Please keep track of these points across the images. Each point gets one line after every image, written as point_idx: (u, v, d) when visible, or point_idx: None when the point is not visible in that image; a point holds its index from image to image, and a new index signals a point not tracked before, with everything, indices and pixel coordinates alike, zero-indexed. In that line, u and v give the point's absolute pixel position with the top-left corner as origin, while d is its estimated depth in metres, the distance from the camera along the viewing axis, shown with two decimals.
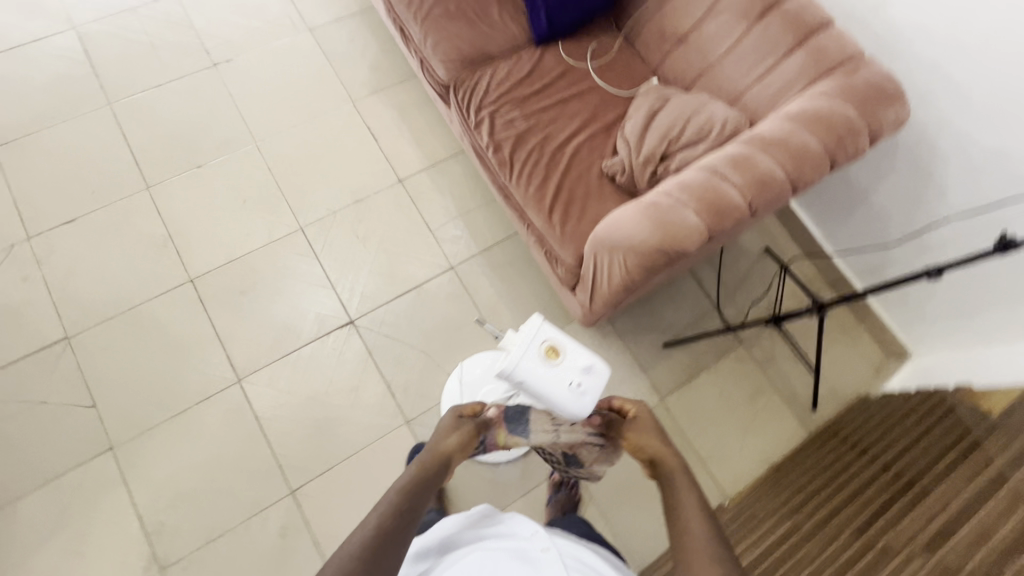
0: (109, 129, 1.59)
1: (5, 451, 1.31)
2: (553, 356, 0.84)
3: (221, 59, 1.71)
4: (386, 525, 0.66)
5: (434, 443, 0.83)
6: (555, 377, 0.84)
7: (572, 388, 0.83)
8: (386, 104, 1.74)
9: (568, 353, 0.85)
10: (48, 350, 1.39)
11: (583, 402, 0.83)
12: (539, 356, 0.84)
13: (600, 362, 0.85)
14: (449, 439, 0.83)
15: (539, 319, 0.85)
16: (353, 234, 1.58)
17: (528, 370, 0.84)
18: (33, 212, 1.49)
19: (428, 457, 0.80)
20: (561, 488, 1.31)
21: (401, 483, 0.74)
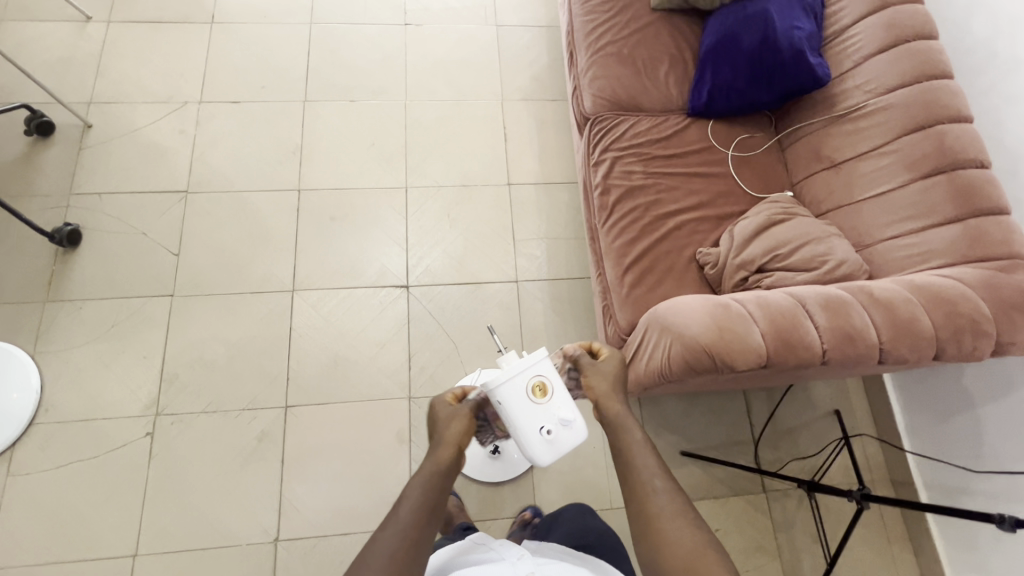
0: (300, 42, 1.81)
1: (97, 258, 1.51)
2: (540, 394, 0.77)
3: (412, 21, 1.88)
4: (415, 529, 0.66)
5: (438, 434, 0.74)
6: (530, 416, 0.76)
7: (542, 435, 0.76)
8: (530, 113, 1.81)
9: (555, 399, 0.77)
10: (168, 195, 1.59)
11: (544, 453, 0.76)
12: (525, 387, 0.76)
13: (581, 423, 0.78)
14: (454, 425, 0.74)
15: (542, 353, 0.77)
16: (446, 212, 1.66)
17: (507, 394, 0.75)
18: (213, 84, 1.72)
19: (438, 447, 0.72)
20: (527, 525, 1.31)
21: (417, 478, 0.69)
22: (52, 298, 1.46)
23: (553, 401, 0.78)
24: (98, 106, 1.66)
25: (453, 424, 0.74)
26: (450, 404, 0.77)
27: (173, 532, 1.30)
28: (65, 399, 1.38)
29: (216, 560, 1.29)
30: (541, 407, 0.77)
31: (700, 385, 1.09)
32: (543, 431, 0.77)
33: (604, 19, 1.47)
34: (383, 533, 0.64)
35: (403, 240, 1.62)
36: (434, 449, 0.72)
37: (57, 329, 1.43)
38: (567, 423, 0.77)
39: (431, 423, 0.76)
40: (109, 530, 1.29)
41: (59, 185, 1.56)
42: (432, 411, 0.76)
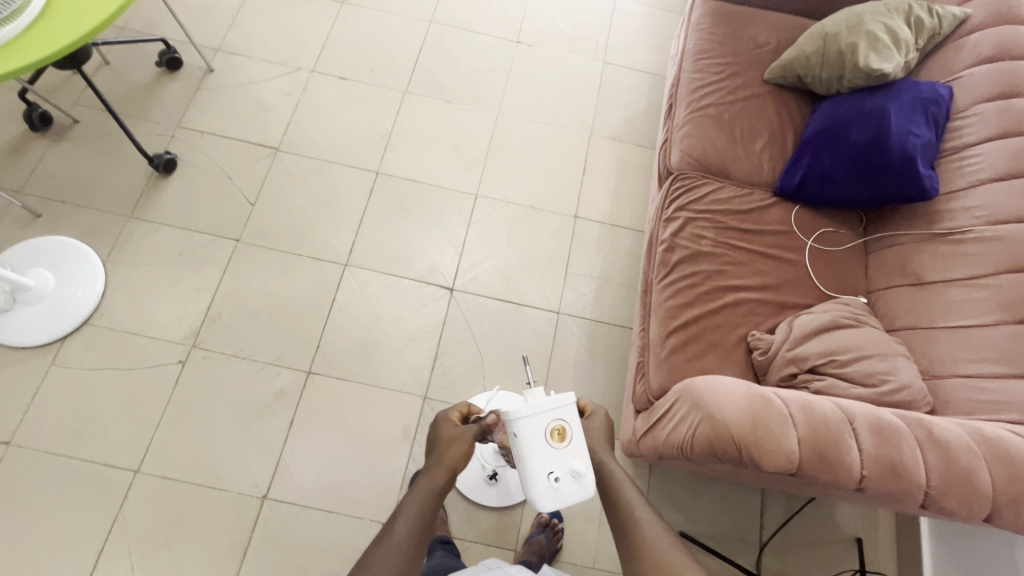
0: (416, 37, 1.89)
1: (183, 189, 1.62)
2: (558, 438, 0.75)
3: (524, 40, 1.94)
4: (407, 547, 0.74)
5: (437, 453, 0.83)
6: (542, 459, 0.74)
7: (549, 480, 0.74)
8: (614, 153, 1.81)
9: (572, 448, 0.75)
10: (260, 149, 1.69)
11: (546, 499, 0.74)
12: (545, 427, 0.75)
13: (592, 480, 0.75)
14: (452, 448, 0.83)
15: (570, 399, 0.76)
16: (507, 228, 1.67)
17: (524, 429, 0.74)
18: (328, 58, 1.83)
19: (433, 468, 0.82)
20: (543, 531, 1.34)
21: (415, 494, 0.79)
22: (135, 215, 1.57)
23: (569, 450, 0.76)
24: (223, 54, 1.79)
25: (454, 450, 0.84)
26: (454, 423, 0.87)
27: (174, 461, 1.36)
28: (119, 309, 1.48)
29: (205, 499, 1.33)
30: (556, 452, 0.75)
31: (718, 472, 1.04)
32: (551, 477, 0.74)
33: (711, 81, 1.47)
34: (389, 541, 0.73)
35: (460, 244, 1.64)
36: (433, 470, 0.82)
37: (132, 245, 1.54)
38: (577, 476, 0.74)
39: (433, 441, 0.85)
40: (121, 441, 1.36)
41: (171, 116, 1.70)
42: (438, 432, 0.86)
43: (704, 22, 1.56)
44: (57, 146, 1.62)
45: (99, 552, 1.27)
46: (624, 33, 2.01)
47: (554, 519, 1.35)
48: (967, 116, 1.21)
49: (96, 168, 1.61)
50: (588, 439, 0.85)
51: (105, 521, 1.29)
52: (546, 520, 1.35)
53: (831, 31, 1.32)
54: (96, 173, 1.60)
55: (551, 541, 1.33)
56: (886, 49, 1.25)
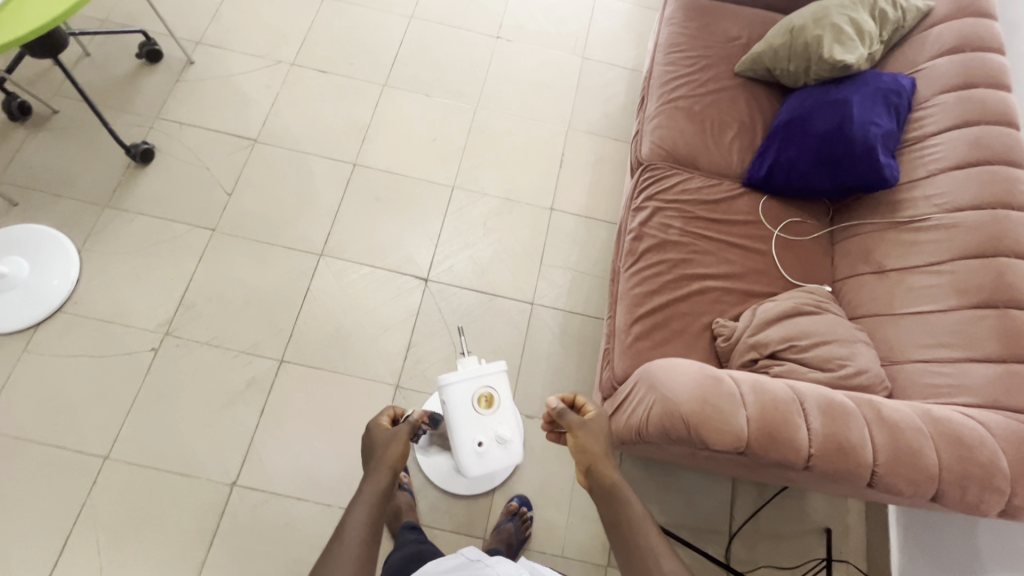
0: (397, 32, 1.91)
1: (161, 179, 1.63)
2: (486, 406, 0.85)
3: (504, 35, 1.95)
4: (363, 547, 0.72)
5: (376, 456, 0.84)
6: (469, 421, 0.84)
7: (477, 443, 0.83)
8: (592, 147, 1.83)
9: (499, 415, 0.85)
10: (239, 140, 1.70)
11: (474, 460, 0.83)
12: (475, 395, 0.84)
13: (515, 444, 0.85)
14: (392, 447, 0.85)
15: (499, 370, 0.85)
16: (484, 219, 1.68)
17: (456, 395, 0.84)
18: (309, 51, 1.84)
19: (377, 469, 0.82)
20: (513, 518, 1.34)
21: (361, 496, 0.78)
22: (112, 204, 1.58)
23: (497, 415, 0.85)
24: (204, 47, 1.81)
25: (397, 447, 0.85)
26: (386, 429, 0.88)
27: (144, 446, 1.36)
28: (94, 297, 1.48)
29: (175, 485, 1.34)
30: (484, 418, 0.84)
31: (678, 456, 1.05)
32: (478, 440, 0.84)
33: (682, 74, 1.48)
34: (342, 538, 0.72)
35: (436, 235, 1.65)
36: (381, 468, 0.82)
37: (109, 234, 1.55)
38: (502, 440, 0.84)
39: (371, 444, 0.86)
40: (93, 427, 1.36)
41: (150, 108, 1.71)
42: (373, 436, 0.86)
43: (677, 17, 1.57)
44: (36, 136, 1.63)
45: (67, 537, 1.27)
46: (604, 30, 2.03)
47: (523, 507, 1.36)
48: (929, 106, 1.22)
49: (75, 157, 1.62)
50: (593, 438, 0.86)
51: (72, 507, 1.29)
52: (515, 508, 1.35)
53: (798, 24, 1.34)
54: (75, 162, 1.61)
55: (520, 529, 1.33)
56: (849, 41, 1.27)
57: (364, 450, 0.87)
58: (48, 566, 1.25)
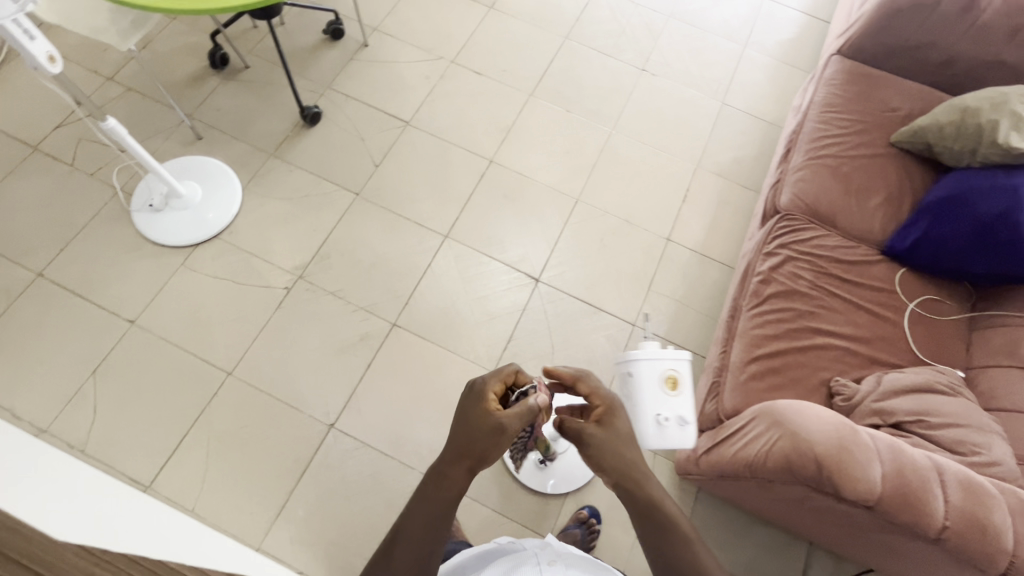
0: (551, 49, 2.03)
1: (322, 141, 1.79)
2: (670, 386, 0.88)
3: (650, 69, 2.04)
4: (417, 555, 0.76)
5: (460, 446, 0.78)
6: (655, 400, 0.88)
7: (658, 420, 0.87)
8: (716, 189, 1.85)
9: (680, 397, 0.88)
10: (393, 119, 1.85)
11: (653, 434, 0.88)
12: (661, 375, 0.88)
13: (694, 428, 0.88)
14: (480, 441, 0.77)
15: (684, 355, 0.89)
16: (601, 236, 1.73)
17: (642, 371, 0.88)
18: (469, 53, 2.00)
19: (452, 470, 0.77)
20: (580, 526, 1.36)
21: (428, 498, 0.77)
22: (277, 154, 1.76)
23: (678, 398, 0.89)
24: (379, 33, 1.99)
25: (474, 452, 0.77)
26: (487, 404, 0.79)
27: (262, 373, 1.48)
28: (245, 231, 1.64)
29: (281, 414, 1.45)
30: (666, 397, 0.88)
31: (781, 501, 1.04)
32: (659, 417, 0.88)
33: (835, 134, 1.50)
34: (398, 548, 0.76)
35: (553, 241, 1.72)
36: (453, 466, 0.77)
37: (269, 179, 1.72)
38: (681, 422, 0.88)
39: (461, 423, 0.79)
40: (222, 344, 1.50)
41: (325, 77, 1.89)
42: (465, 417, 0.79)
43: (838, 79, 1.59)
44: (227, 85, 1.84)
45: (182, 437, 1.40)
46: (746, 80, 2.07)
47: (592, 518, 1.37)
48: None
49: (254, 108, 1.82)
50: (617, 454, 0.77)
51: (192, 411, 1.42)
52: (584, 517, 1.36)
53: (973, 105, 1.32)
54: (253, 113, 1.81)
55: (585, 538, 1.34)
56: None
57: (456, 424, 0.79)
58: (163, 458, 1.38)
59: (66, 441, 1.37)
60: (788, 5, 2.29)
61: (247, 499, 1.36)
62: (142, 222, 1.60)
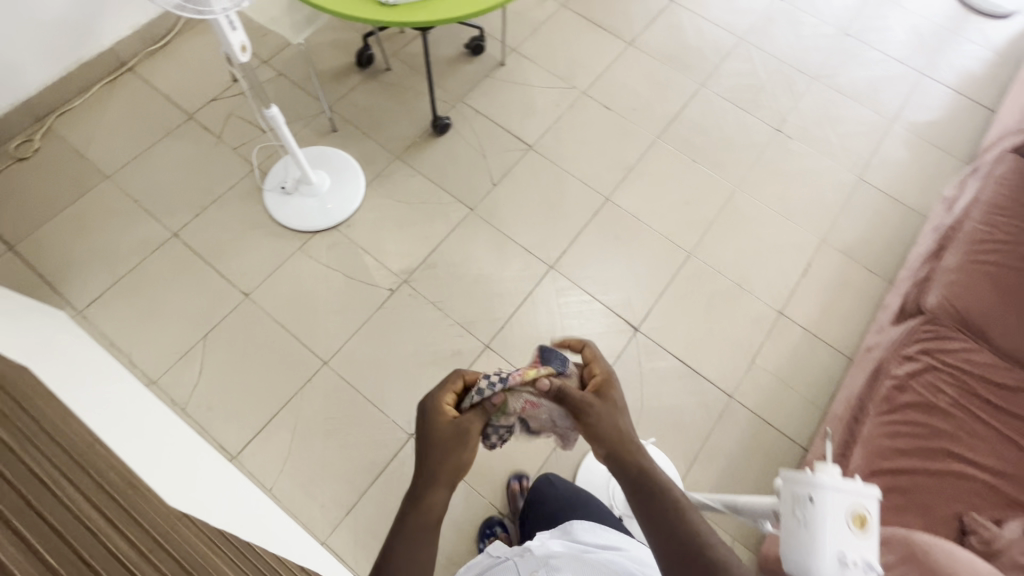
0: (685, 95, 1.99)
1: (446, 152, 1.83)
2: (857, 524, 0.59)
3: (785, 130, 1.95)
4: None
5: (433, 460, 0.76)
6: (838, 536, 0.58)
7: (839, 562, 0.57)
8: (842, 268, 1.72)
9: (868, 542, 0.58)
10: (516, 141, 1.86)
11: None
12: (850, 506, 0.59)
13: None
14: (451, 452, 0.77)
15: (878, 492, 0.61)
16: (709, 296, 1.66)
17: (824, 494, 0.59)
18: (601, 86, 1.98)
19: (428, 485, 0.74)
20: None
21: (409, 518, 0.72)
22: (401, 158, 1.81)
23: (863, 543, 0.59)
24: (517, 55, 2.02)
25: (451, 464, 0.76)
26: (450, 418, 0.80)
27: (354, 368, 1.51)
28: (361, 227, 1.69)
29: (365, 413, 1.47)
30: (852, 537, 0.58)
31: None
32: (841, 559, 0.57)
33: (1000, 240, 1.36)
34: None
35: (658, 291, 1.66)
36: (430, 485, 0.74)
37: (390, 180, 1.77)
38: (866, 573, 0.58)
39: (425, 442, 0.78)
40: (322, 334, 1.55)
41: (458, 90, 1.93)
42: (427, 435, 0.78)
43: (1009, 180, 1.45)
44: (368, 83, 1.92)
45: (272, 416, 1.45)
46: (889, 158, 1.94)
47: None
48: None
49: (388, 109, 1.88)
50: (613, 422, 0.78)
51: (286, 393, 1.47)
52: None
53: None
54: (387, 114, 1.87)
55: None
56: None
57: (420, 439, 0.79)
58: (252, 432, 1.43)
59: (170, 397, 1.45)
60: (947, 84, 2.13)
61: (320, 490, 1.38)
62: (271, 202, 1.68)
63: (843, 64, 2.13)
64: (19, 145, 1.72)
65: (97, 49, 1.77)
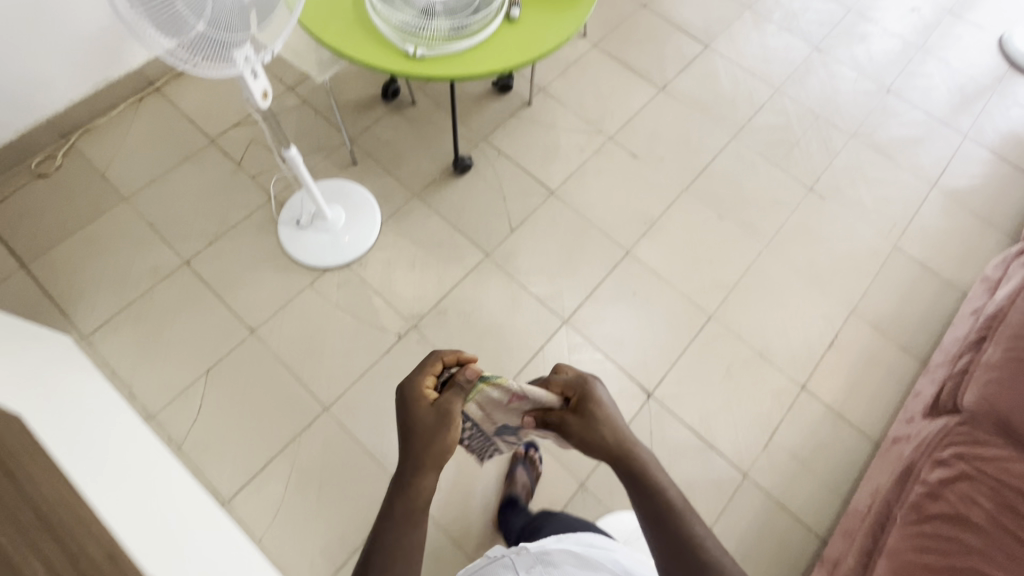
0: (715, 147, 1.93)
1: (465, 193, 1.79)
2: None
3: (817, 190, 1.88)
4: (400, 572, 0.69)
5: (416, 445, 0.77)
6: None
7: None
8: (871, 342, 1.64)
9: None
10: (538, 185, 1.81)
11: None
12: None
13: None
14: (434, 435, 0.77)
15: None
16: (728, 363, 1.59)
17: None
18: (629, 133, 1.93)
19: (415, 470, 0.75)
20: None
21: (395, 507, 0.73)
22: (420, 196, 1.77)
23: None
24: (544, 95, 1.98)
25: (435, 446, 0.77)
26: (428, 402, 0.81)
27: (354, 416, 1.47)
28: (374, 267, 1.66)
29: (362, 465, 1.42)
30: None
31: None
32: None
33: None
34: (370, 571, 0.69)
35: (674, 355, 1.60)
36: (417, 473, 0.75)
37: (407, 220, 1.73)
38: None
39: (408, 428, 0.78)
40: (325, 377, 1.51)
41: (482, 129, 1.90)
42: (409, 417, 0.79)
43: None
44: (391, 117, 1.89)
45: (268, 461, 1.41)
46: (927, 225, 1.85)
47: None
48: None
49: (410, 144, 1.85)
50: (612, 425, 0.82)
51: (283, 438, 1.43)
52: None
53: None
54: (408, 149, 1.84)
55: None
56: None
57: (404, 428, 0.79)
58: (245, 477, 1.39)
59: (166, 433, 1.42)
60: (992, 148, 2.04)
61: (310, 545, 1.34)
62: (285, 236, 1.66)
63: (882, 122, 2.04)
64: (40, 161, 1.72)
65: (125, 68, 1.77)
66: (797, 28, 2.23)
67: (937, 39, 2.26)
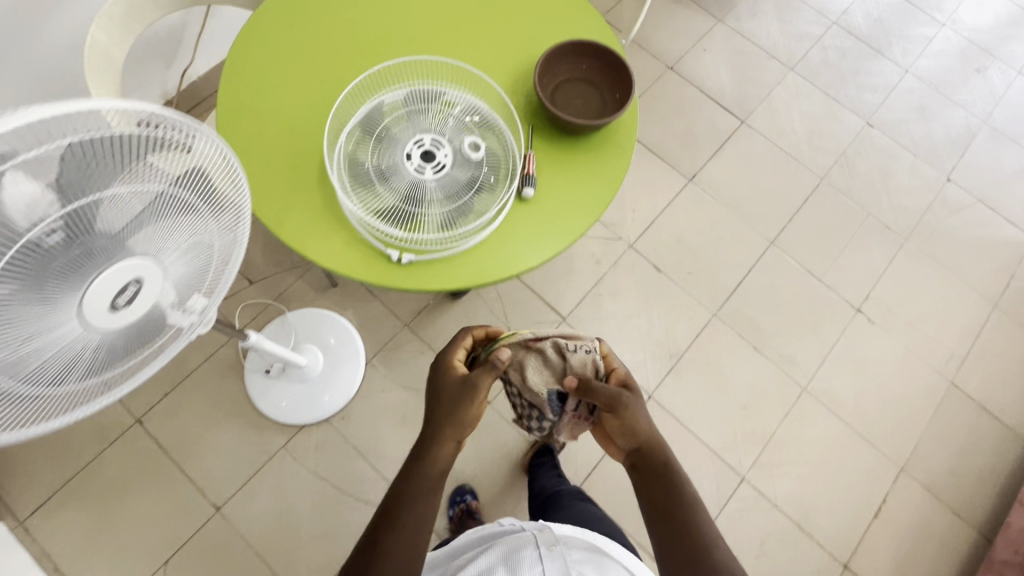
0: (751, 255, 1.68)
1: (464, 322, 1.54)
2: None
3: (866, 311, 1.65)
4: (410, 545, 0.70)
5: (443, 408, 0.78)
6: None
7: None
8: (921, 506, 1.46)
9: None
10: (548, 311, 1.57)
11: None
12: None
13: None
14: (457, 401, 0.78)
15: None
16: (762, 537, 1.41)
17: None
18: (652, 238, 1.67)
19: (439, 441, 0.77)
20: None
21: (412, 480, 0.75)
22: (411, 325, 1.53)
23: None
24: None
25: (460, 418, 0.78)
26: (455, 371, 0.82)
27: None
28: (359, 421, 1.44)
29: None
30: None
31: None
32: None
33: None
34: (385, 534, 0.70)
35: None
36: (436, 442, 0.77)
37: (397, 358, 1.50)
38: None
39: (436, 392, 0.81)
40: (304, 566, 1.31)
41: None
42: (436, 378, 0.82)
43: None
44: None
45: None
46: (989, 353, 1.63)
47: None
48: None
49: None
50: (642, 409, 0.79)
51: None
52: None
53: None
54: None
55: None
56: None
57: (430, 392, 0.82)
58: None
59: None
60: None
61: None
62: (253, 385, 1.42)
63: (941, 220, 1.78)
64: None
65: None
66: (846, 96, 1.94)
67: (1002, 109, 1.98)
